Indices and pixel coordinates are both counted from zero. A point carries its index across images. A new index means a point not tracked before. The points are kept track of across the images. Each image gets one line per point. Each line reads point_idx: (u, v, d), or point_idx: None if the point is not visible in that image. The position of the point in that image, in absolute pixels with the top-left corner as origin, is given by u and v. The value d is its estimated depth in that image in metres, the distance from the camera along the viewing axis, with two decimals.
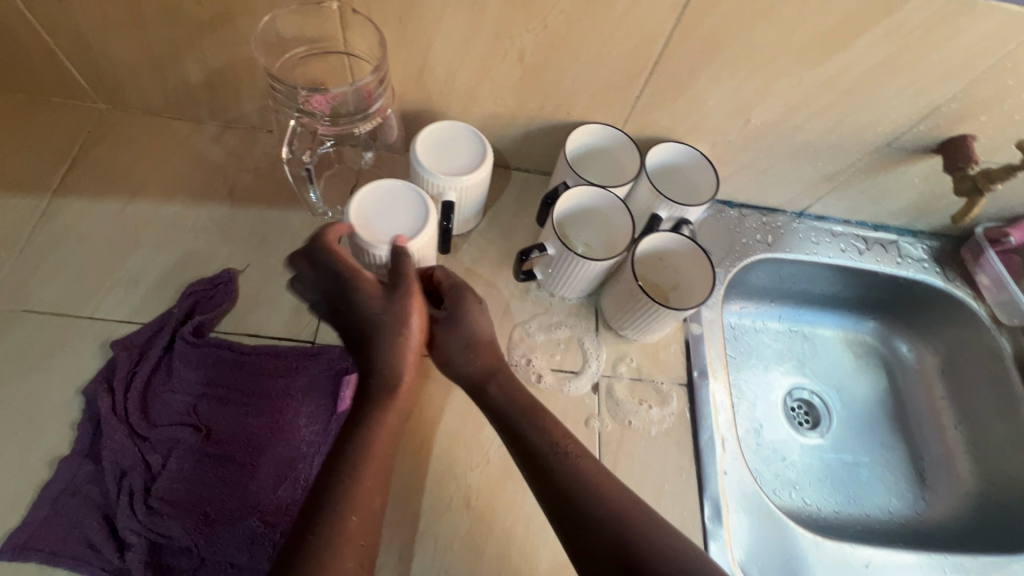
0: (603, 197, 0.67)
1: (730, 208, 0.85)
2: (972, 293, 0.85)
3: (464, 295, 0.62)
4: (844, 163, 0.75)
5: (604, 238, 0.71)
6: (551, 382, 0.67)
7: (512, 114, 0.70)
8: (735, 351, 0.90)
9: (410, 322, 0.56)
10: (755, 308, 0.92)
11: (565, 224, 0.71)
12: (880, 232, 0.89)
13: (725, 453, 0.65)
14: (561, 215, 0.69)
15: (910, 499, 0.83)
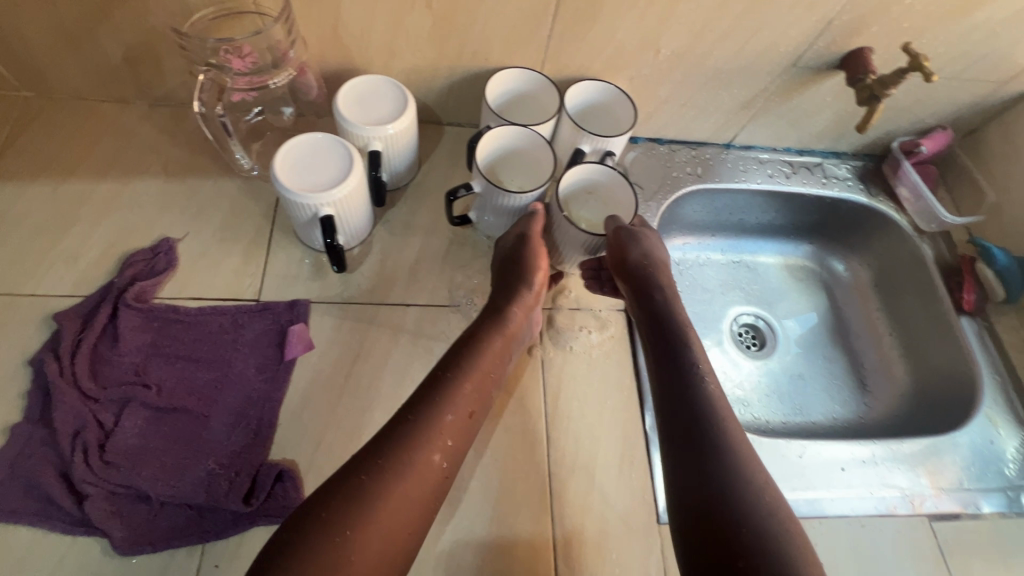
0: (524, 135, 0.69)
1: (661, 144, 0.88)
2: (895, 206, 0.90)
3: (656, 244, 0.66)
4: (758, 88, 0.78)
5: (534, 176, 0.73)
6: None
7: (433, 66, 0.72)
8: (678, 286, 0.93)
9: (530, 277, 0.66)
10: (697, 242, 0.96)
11: (495, 166, 0.73)
12: (806, 156, 0.93)
13: None
14: (488, 157, 0.71)
15: (851, 404, 0.88)
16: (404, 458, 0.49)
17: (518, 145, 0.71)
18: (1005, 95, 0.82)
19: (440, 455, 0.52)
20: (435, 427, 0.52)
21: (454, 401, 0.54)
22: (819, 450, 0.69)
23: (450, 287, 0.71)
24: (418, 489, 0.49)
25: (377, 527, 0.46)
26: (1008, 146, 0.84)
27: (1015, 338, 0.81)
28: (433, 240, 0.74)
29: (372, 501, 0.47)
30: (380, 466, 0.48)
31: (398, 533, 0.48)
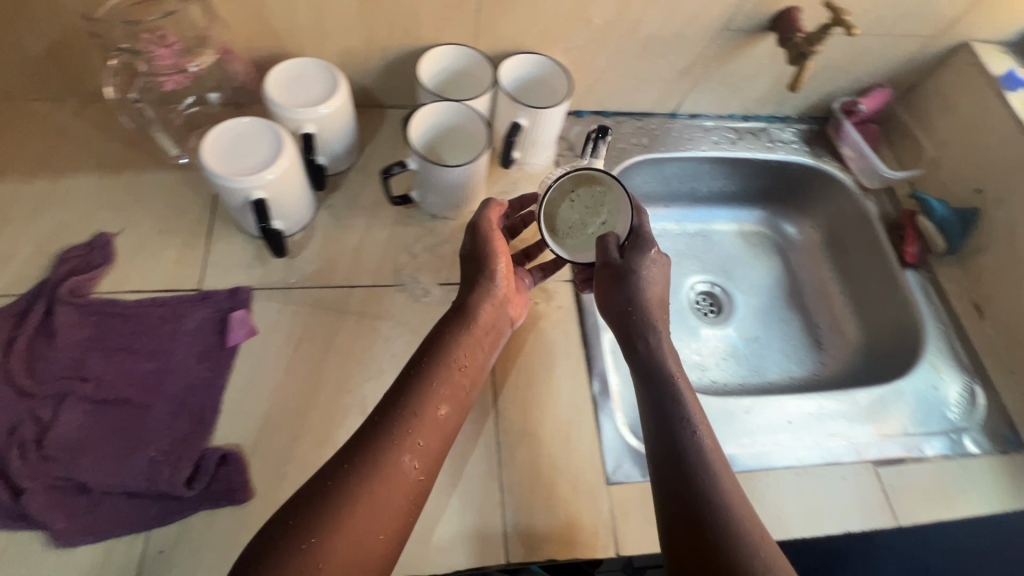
0: (451, 108, 0.69)
1: (605, 117, 0.89)
2: (840, 166, 0.91)
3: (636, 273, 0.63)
4: (694, 54, 0.79)
5: (469, 148, 0.72)
6: (438, 295, 0.70)
7: (366, 47, 0.72)
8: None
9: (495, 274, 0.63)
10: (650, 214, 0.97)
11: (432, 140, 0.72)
12: (751, 121, 0.94)
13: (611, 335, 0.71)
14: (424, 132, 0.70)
15: (807, 363, 0.89)
16: (378, 458, 0.50)
17: (450, 120, 0.71)
18: (937, 50, 0.84)
19: (411, 457, 0.51)
20: (403, 427, 0.52)
21: (423, 400, 0.54)
22: (767, 405, 0.71)
23: (395, 267, 0.71)
24: (386, 497, 0.48)
25: (346, 534, 0.46)
26: (944, 100, 0.86)
27: (958, 287, 0.82)
28: (377, 222, 0.74)
29: (340, 507, 0.46)
30: (346, 474, 0.48)
31: (371, 541, 0.47)
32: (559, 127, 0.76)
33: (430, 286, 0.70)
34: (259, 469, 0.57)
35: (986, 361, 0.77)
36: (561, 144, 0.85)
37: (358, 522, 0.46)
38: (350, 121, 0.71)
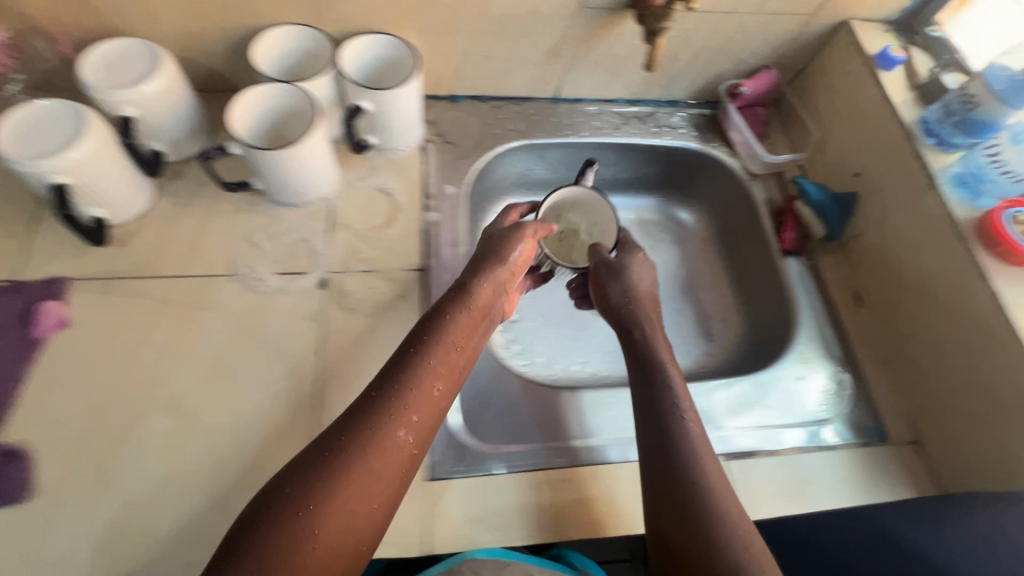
0: (259, 90, 0.64)
1: (482, 101, 0.86)
2: (728, 151, 0.88)
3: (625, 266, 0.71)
4: (558, 35, 0.76)
5: (297, 125, 0.67)
6: (274, 284, 0.67)
7: (202, 27, 0.69)
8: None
9: (507, 259, 0.64)
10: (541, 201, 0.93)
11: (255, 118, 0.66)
12: (639, 106, 0.91)
13: None
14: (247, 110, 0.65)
15: (695, 353, 0.85)
16: (368, 432, 0.47)
17: (262, 103, 0.65)
18: (818, 29, 0.80)
19: (405, 433, 0.49)
20: (395, 408, 0.49)
21: (418, 375, 0.52)
22: (624, 399, 0.68)
23: (232, 256, 0.68)
24: (376, 480, 0.46)
25: (337, 508, 0.44)
26: (828, 82, 0.83)
27: (838, 274, 0.79)
28: (219, 210, 0.71)
29: (337, 481, 0.45)
30: (340, 445, 0.46)
31: (360, 514, 0.45)
32: (417, 105, 0.73)
33: (267, 275, 0.68)
34: (53, 464, 0.55)
35: (858, 350, 0.74)
36: (430, 128, 0.82)
37: (338, 510, 0.44)
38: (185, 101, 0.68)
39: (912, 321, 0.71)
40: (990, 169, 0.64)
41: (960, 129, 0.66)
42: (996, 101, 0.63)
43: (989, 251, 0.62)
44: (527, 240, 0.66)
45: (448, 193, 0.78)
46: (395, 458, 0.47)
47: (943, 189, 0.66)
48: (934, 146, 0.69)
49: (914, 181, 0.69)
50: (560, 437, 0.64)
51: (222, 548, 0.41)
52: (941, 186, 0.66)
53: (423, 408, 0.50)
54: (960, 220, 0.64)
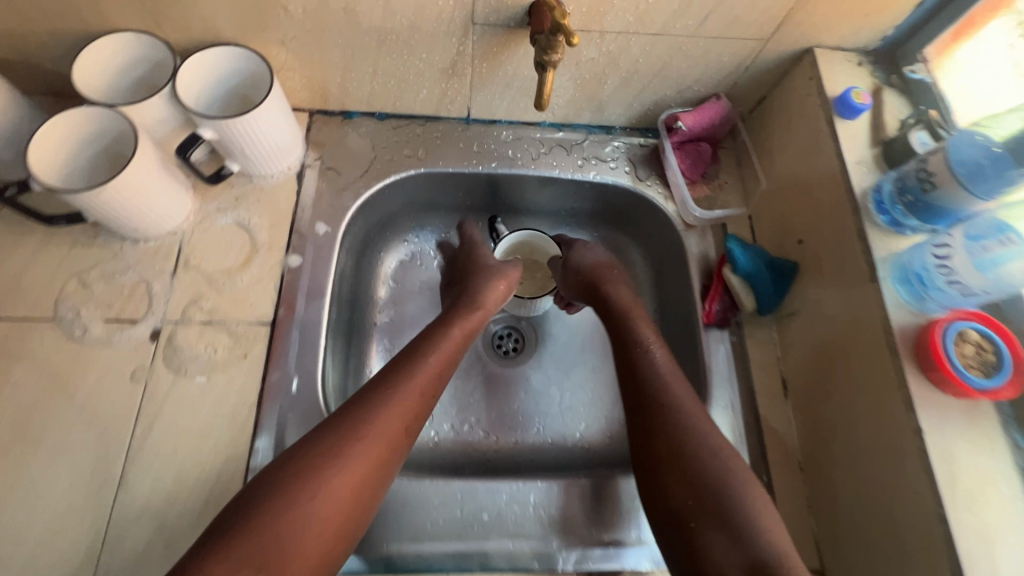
0: (45, 128, 0.55)
1: (380, 118, 0.75)
2: (663, 192, 0.75)
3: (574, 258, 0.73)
4: (452, 53, 0.64)
5: (117, 152, 0.59)
6: (98, 334, 0.60)
7: (28, 33, 0.60)
8: (434, 284, 0.81)
9: (495, 283, 0.69)
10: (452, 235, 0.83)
11: (63, 152, 0.58)
12: (566, 131, 0.78)
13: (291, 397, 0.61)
14: (50, 147, 0.57)
15: (604, 424, 0.77)
16: (368, 418, 0.52)
17: (61, 140, 0.57)
18: (777, 57, 0.66)
19: (401, 417, 0.53)
20: (398, 395, 0.54)
21: (412, 368, 0.57)
22: (565, 491, 0.60)
23: (57, 297, 0.61)
24: (373, 455, 0.50)
25: (330, 488, 0.48)
26: (784, 122, 0.68)
27: (766, 355, 0.68)
28: (51, 241, 0.64)
29: (332, 462, 0.49)
30: (344, 424, 0.51)
31: (354, 495, 0.49)
32: (277, 125, 0.64)
33: (92, 323, 0.61)
34: None
35: (770, 453, 0.63)
36: (312, 152, 0.72)
37: (335, 495, 0.48)
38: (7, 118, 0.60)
39: (830, 434, 0.59)
40: (935, 271, 0.51)
41: (915, 211, 0.53)
42: (959, 185, 0.50)
43: (920, 372, 0.50)
44: (495, 279, 0.69)
45: (319, 232, 0.68)
46: (347, 477, 0.49)
47: (885, 283, 0.53)
48: (887, 225, 0.55)
49: (853, 265, 0.57)
50: (389, 541, 0.56)
51: (293, 511, 0.46)
52: (884, 280, 0.53)
53: (382, 428, 0.52)
54: (893, 329, 0.52)
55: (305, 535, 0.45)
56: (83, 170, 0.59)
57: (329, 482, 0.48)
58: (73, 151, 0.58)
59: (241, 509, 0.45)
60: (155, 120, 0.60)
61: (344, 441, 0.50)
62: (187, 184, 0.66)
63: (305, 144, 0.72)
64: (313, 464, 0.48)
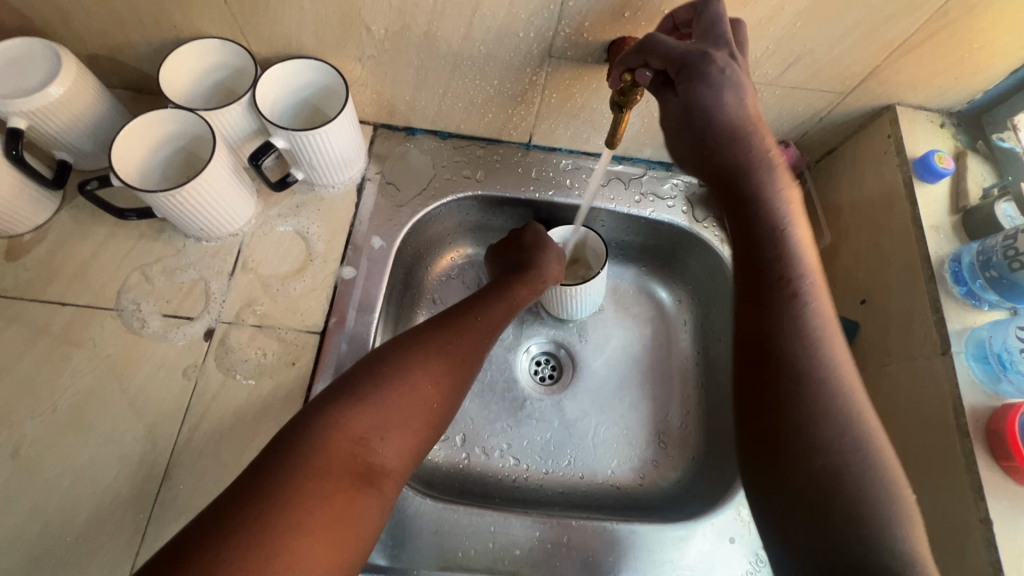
0: (111, 159, 0.57)
1: (442, 137, 0.76)
2: (720, 236, 0.74)
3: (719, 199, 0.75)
4: (524, 81, 0.64)
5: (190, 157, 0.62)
6: (156, 328, 0.62)
7: (123, 36, 0.62)
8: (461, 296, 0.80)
9: (549, 249, 0.70)
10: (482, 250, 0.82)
11: (138, 155, 0.60)
12: (625, 165, 0.77)
13: None
14: (127, 150, 0.59)
15: (636, 464, 0.75)
16: (449, 330, 0.56)
17: (133, 154, 0.59)
18: (855, 110, 0.64)
19: (476, 335, 0.58)
20: (472, 319, 0.59)
21: (487, 306, 0.61)
22: (592, 536, 0.59)
23: (119, 288, 0.63)
24: (453, 361, 0.54)
25: (410, 379, 0.51)
26: (855, 176, 0.66)
27: None
28: (119, 233, 0.66)
29: (415, 362, 0.52)
30: (426, 333, 0.55)
31: (431, 399, 0.51)
32: (347, 137, 0.65)
33: (151, 317, 0.62)
34: None
35: None
36: (373, 165, 0.73)
37: (418, 390, 0.50)
38: (92, 111, 0.61)
39: None
40: (1017, 354, 0.49)
41: (997, 287, 0.51)
42: None
43: (992, 458, 0.48)
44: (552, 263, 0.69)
45: (373, 246, 0.69)
46: (429, 382, 0.51)
47: (959, 358, 0.51)
48: (963, 297, 0.53)
49: (922, 336, 0.54)
50: (419, 568, 0.56)
51: (381, 397, 0.48)
52: (957, 354, 0.51)
53: (463, 342, 0.56)
54: (965, 409, 0.49)
55: (393, 423, 0.48)
56: (156, 187, 0.61)
57: (414, 380, 0.51)
58: (139, 172, 0.60)
59: (335, 388, 0.49)
60: (230, 127, 0.61)
61: (429, 342, 0.54)
62: (253, 188, 0.67)
63: (367, 157, 0.73)
64: (404, 362, 0.52)
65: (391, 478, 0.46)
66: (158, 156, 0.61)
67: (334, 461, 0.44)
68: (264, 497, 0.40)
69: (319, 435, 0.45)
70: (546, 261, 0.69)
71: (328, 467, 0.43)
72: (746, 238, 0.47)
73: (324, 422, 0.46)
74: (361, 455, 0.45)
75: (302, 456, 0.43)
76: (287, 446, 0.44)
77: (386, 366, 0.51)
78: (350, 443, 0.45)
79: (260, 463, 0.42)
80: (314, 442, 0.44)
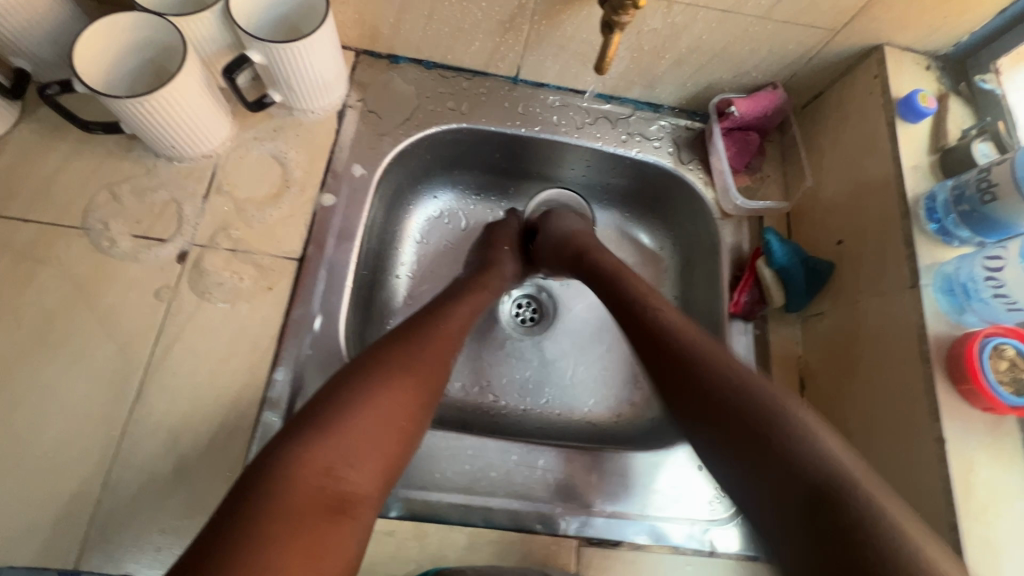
0: (74, 62, 0.53)
1: (426, 67, 0.73)
2: (703, 178, 0.73)
3: (703, 143, 0.75)
4: (513, 5, 0.62)
5: (161, 70, 0.59)
6: (126, 248, 0.60)
7: None
8: (459, 241, 0.81)
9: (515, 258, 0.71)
10: (464, 194, 0.82)
11: (105, 61, 0.56)
12: (614, 104, 0.76)
13: (308, 338, 0.60)
14: (93, 56, 0.55)
15: (613, 403, 0.77)
16: (420, 338, 0.55)
17: (98, 60, 0.56)
18: (844, 51, 0.64)
19: (445, 339, 0.57)
20: (440, 327, 0.57)
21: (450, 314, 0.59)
22: (570, 458, 0.61)
23: (86, 207, 0.61)
24: (424, 366, 0.53)
25: (381, 399, 0.48)
26: (840, 120, 0.67)
27: (786, 352, 0.65)
28: (85, 149, 0.62)
29: (383, 373, 0.50)
30: (392, 343, 0.53)
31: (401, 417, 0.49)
32: (328, 56, 0.62)
33: (120, 237, 0.60)
34: None
35: None
36: (355, 93, 0.71)
37: (388, 408, 0.48)
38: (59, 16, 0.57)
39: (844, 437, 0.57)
40: (982, 283, 0.50)
41: (969, 222, 0.52)
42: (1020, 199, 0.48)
43: (951, 383, 0.50)
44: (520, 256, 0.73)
45: (354, 174, 0.67)
46: (396, 403, 0.49)
47: (927, 291, 0.53)
48: (935, 233, 0.54)
49: (894, 270, 0.56)
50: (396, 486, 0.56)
51: (347, 423, 0.46)
52: (925, 287, 0.53)
53: (428, 353, 0.54)
54: (929, 338, 0.51)
55: (360, 451, 0.45)
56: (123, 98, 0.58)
57: (385, 399, 0.48)
58: (105, 78, 0.57)
59: (308, 413, 0.46)
60: (203, 37, 0.58)
61: (398, 355, 0.52)
62: (228, 107, 0.64)
63: (348, 84, 0.70)
64: (368, 386, 0.49)
65: (367, 508, 0.44)
66: (126, 66, 0.58)
67: (308, 500, 0.41)
68: (236, 551, 0.37)
69: (285, 476, 0.41)
70: (507, 259, 0.71)
71: (301, 507, 0.40)
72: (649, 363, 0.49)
73: (291, 457, 0.42)
74: (329, 489, 0.42)
75: (272, 498, 0.40)
76: (256, 491, 0.40)
77: (341, 393, 0.47)
78: (317, 476, 0.42)
79: (221, 517, 0.39)
80: (280, 483, 0.41)
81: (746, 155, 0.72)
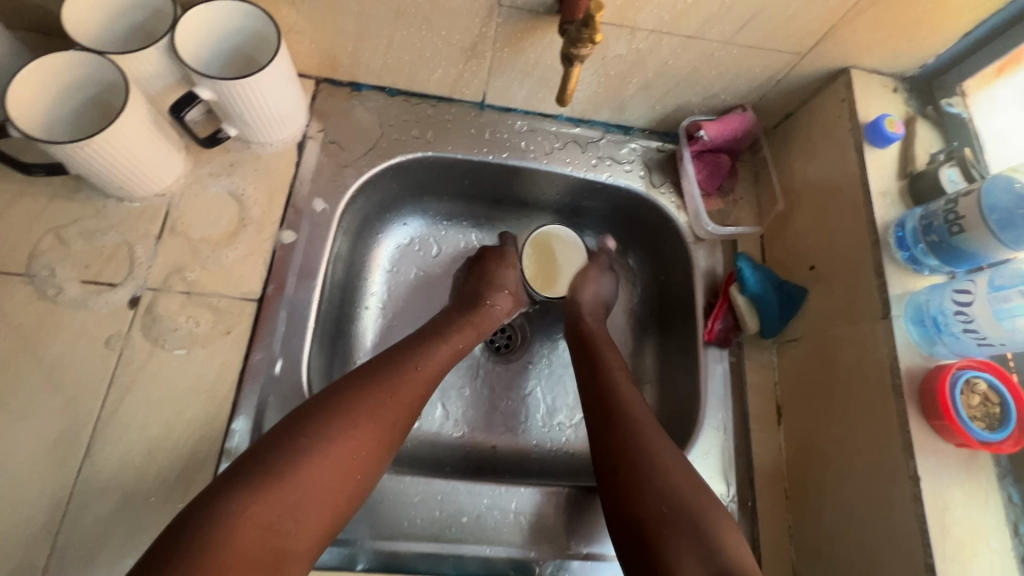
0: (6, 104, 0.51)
1: (389, 94, 0.71)
2: (676, 202, 0.72)
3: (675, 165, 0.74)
4: (475, 33, 0.60)
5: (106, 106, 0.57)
6: (74, 294, 0.57)
7: None
8: (429, 270, 0.78)
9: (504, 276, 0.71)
10: (433, 220, 0.80)
11: (44, 101, 0.54)
12: (584, 127, 0.75)
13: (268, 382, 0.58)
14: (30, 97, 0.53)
15: None
16: (388, 379, 0.52)
17: (36, 99, 0.53)
18: (811, 74, 0.63)
19: (418, 378, 0.54)
20: (408, 365, 0.55)
21: (426, 352, 0.57)
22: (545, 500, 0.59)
23: (30, 253, 0.58)
24: (390, 410, 0.51)
25: (336, 450, 0.46)
26: (810, 143, 0.66)
27: (763, 379, 0.64)
28: (31, 190, 0.60)
29: (341, 419, 0.48)
30: (353, 383, 0.51)
31: (354, 467, 0.47)
32: (282, 87, 0.59)
33: (68, 284, 0.57)
34: None
35: (757, 478, 0.60)
36: (315, 123, 0.68)
37: (343, 457, 0.46)
38: None
39: (822, 471, 0.56)
40: (952, 317, 0.49)
41: (937, 252, 0.52)
42: (987, 232, 0.49)
43: (924, 418, 0.49)
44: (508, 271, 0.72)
45: (316, 209, 0.65)
46: (355, 453, 0.47)
47: (897, 322, 0.52)
48: (905, 262, 0.54)
49: (865, 300, 0.55)
50: (363, 539, 0.54)
51: (295, 474, 0.44)
52: (896, 318, 0.52)
53: (392, 397, 0.51)
54: (901, 371, 0.50)
55: (307, 504, 0.44)
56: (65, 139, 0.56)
57: (341, 448, 0.46)
58: (45, 122, 0.55)
59: (255, 459, 0.44)
60: (148, 74, 0.55)
61: (359, 400, 0.49)
62: (179, 143, 0.62)
63: (308, 114, 0.68)
64: (328, 432, 0.47)
65: (303, 561, 0.43)
66: (67, 106, 0.55)
67: (245, 553, 0.40)
68: None
69: (223, 527, 0.40)
70: (493, 288, 0.69)
71: (237, 561, 0.39)
72: (597, 454, 0.53)
73: (228, 508, 0.41)
74: (271, 543, 0.41)
75: (205, 554, 0.39)
76: (188, 539, 0.39)
77: (288, 439, 0.45)
78: (258, 530, 0.41)
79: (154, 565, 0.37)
80: (217, 534, 0.40)
81: (716, 176, 0.71)
